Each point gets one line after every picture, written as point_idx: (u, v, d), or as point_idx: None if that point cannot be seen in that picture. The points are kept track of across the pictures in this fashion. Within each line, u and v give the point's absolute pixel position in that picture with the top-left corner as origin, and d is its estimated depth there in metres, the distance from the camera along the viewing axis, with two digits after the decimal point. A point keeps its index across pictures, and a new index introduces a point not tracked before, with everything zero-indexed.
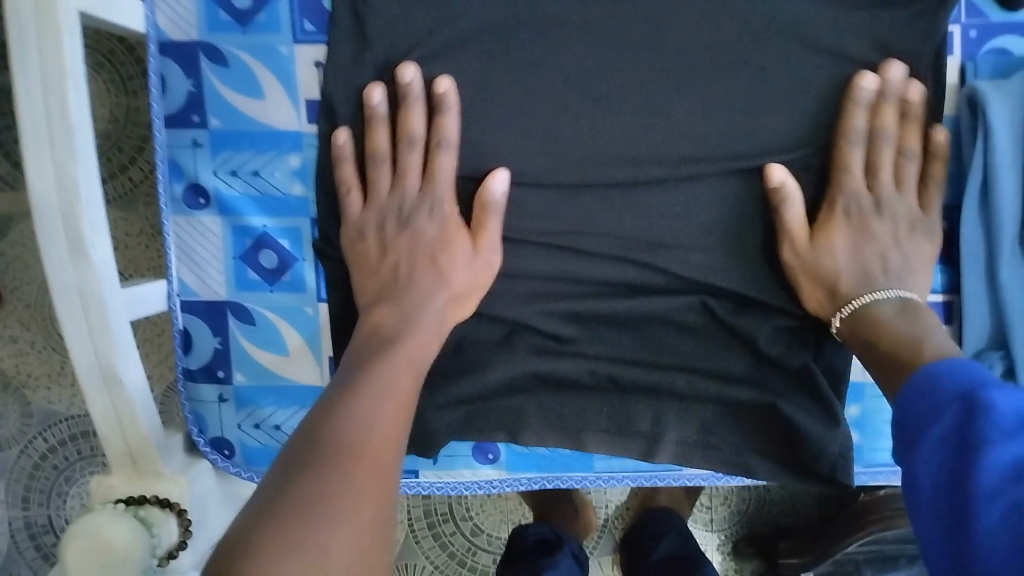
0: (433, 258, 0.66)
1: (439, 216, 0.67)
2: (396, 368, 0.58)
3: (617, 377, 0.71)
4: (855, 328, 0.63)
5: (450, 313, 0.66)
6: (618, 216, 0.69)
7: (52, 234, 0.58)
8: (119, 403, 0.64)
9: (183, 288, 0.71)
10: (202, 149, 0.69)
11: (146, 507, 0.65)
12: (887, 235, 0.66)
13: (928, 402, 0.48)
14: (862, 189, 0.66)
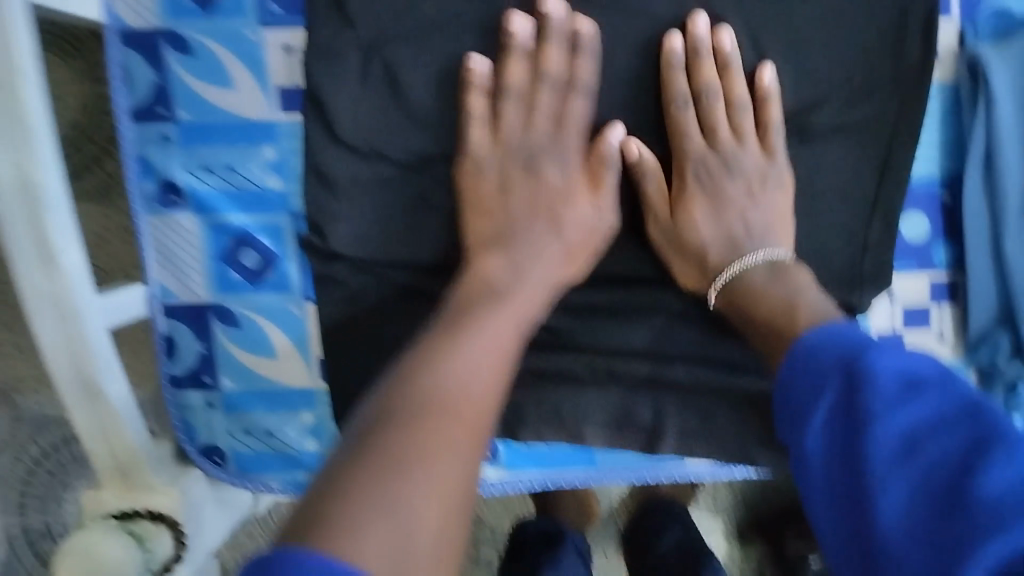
0: (554, 208, 0.64)
1: (567, 168, 0.65)
2: (500, 317, 0.57)
3: (616, 371, 0.68)
4: (731, 300, 0.63)
5: (564, 269, 0.64)
6: (615, 201, 0.66)
7: (21, 242, 0.55)
8: (103, 415, 0.61)
9: (163, 292, 0.68)
10: (173, 144, 0.66)
11: (138, 521, 0.65)
12: (739, 196, 0.65)
13: (808, 378, 0.48)
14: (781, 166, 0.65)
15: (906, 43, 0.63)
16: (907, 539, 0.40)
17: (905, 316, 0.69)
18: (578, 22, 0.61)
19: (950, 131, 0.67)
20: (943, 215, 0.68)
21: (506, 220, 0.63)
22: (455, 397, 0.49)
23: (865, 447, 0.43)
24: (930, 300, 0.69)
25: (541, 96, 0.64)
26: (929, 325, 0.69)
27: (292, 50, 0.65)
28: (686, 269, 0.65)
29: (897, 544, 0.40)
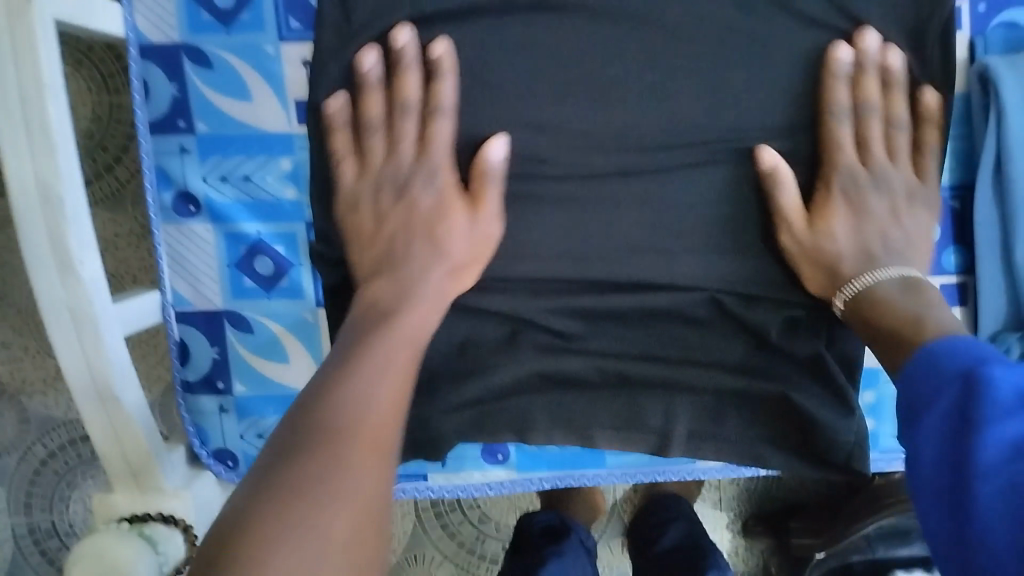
0: (430, 229, 0.63)
1: (436, 186, 0.63)
2: (393, 343, 0.56)
3: (624, 374, 0.69)
4: (855, 308, 0.61)
5: (450, 288, 0.63)
6: (625, 209, 0.66)
7: (39, 252, 0.56)
8: (118, 421, 0.62)
9: (178, 299, 0.69)
10: (190, 155, 0.66)
11: (151, 525, 0.64)
12: (885, 213, 0.64)
13: (930, 381, 0.46)
14: (857, 163, 0.64)
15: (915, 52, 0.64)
16: (1005, 546, 0.38)
17: None
18: (434, 49, 0.62)
19: (961, 140, 0.67)
20: (953, 220, 0.68)
21: (386, 245, 0.63)
22: (358, 420, 0.47)
23: (973, 450, 0.41)
24: None
25: (432, 125, 0.62)
26: None
27: (310, 64, 0.65)
28: (810, 270, 0.65)
29: (994, 551, 0.38)
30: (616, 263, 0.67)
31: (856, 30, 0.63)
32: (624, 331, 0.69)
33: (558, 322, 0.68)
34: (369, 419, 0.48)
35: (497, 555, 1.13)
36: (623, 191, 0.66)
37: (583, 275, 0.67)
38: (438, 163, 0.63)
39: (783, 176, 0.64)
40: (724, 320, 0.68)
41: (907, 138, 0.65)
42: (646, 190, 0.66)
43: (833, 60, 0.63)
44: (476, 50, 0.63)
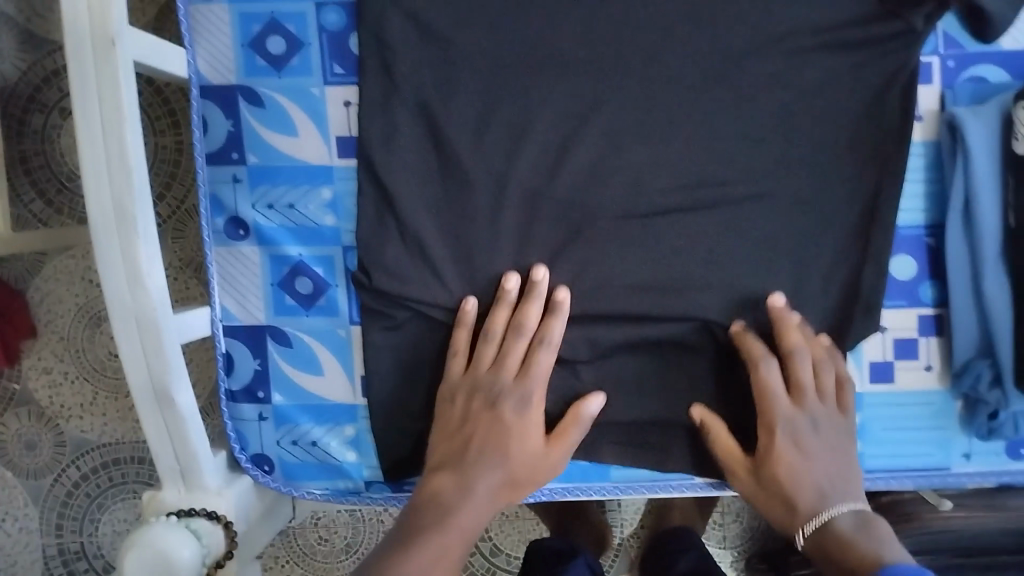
0: (505, 443, 0.70)
1: (524, 411, 0.71)
2: (446, 530, 0.63)
3: (632, 387, 0.76)
4: (820, 544, 0.64)
5: (506, 495, 0.69)
6: (629, 238, 0.73)
7: (111, 267, 0.63)
8: (171, 421, 0.69)
9: (225, 314, 0.76)
10: (241, 184, 0.74)
11: (196, 518, 0.70)
12: (807, 427, 0.70)
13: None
14: (793, 413, 0.70)
15: (884, 101, 0.72)
16: None
17: (895, 347, 0.75)
18: (528, 311, 0.71)
19: (933, 182, 0.74)
20: (928, 255, 0.74)
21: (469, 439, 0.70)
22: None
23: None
24: (918, 333, 0.74)
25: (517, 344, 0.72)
26: (918, 356, 0.74)
27: (351, 104, 0.74)
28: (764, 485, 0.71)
29: None
30: (619, 287, 0.74)
31: (766, 296, 0.73)
32: (629, 353, 0.76)
33: (567, 345, 0.75)
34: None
35: None
36: (622, 225, 0.73)
37: (591, 303, 0.74)
38: (538, 381, 0.71)
39: (718, 431, 0.73)
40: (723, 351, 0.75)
41: (833, 379, 0.72)
42: (644, 225, 0.73)
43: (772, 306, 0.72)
44: (497, 95, 0.72)
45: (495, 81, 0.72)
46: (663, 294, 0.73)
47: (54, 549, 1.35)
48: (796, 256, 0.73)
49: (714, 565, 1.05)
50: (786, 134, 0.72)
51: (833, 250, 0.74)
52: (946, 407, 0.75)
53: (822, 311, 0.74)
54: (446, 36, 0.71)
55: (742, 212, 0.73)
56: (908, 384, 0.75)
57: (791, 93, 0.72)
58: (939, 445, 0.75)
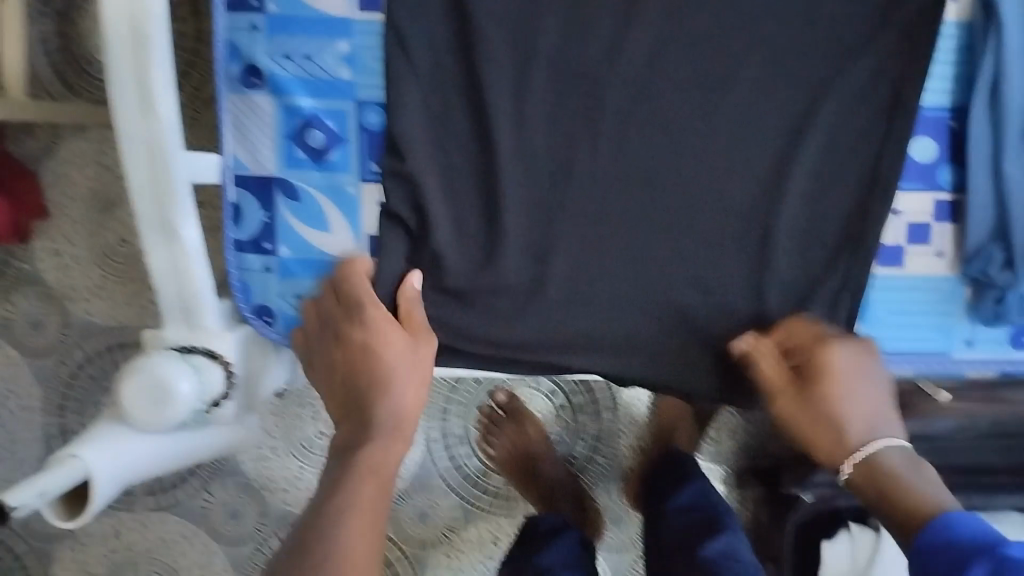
0: (375, 370, 0.73)
1: (381, 336, 0.73)
2: (358, 486, 0.69)
3: (645, 268, 0.74)
4: (866, 481, 0.69)
5: (401, 418, 0.73)
6: (646, 113, 0.72)
7: (123, 87, 0.63)
8: (176, 254, 0.70)
9: (236, 163, 0.76)
10: (258, 32, 0.74)
11: (196, 355, 0.71)
12: (842, 381, 0.72)
13: (957, 554, 0.57)
14: (836, 363, 0.72)
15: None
16: None
17: (909, 231, 0.77)
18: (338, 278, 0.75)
19: (962, 66, 0.74)
20: (950, 140, 0.75)
21: (347, 380, 0.74)
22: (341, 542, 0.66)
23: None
24: (933, 219, 0.76)
25: (357, 286, 0.73)
26: (930, 242, 0.77)
27: None
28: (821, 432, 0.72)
29: None
30: (637, 161, 0.73)
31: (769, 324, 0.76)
32: (643, 231, 0.74)
33: (582, 226, 0.74)
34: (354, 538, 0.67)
35: (500, 487, 1.33)
36: (648, 98, 0.72)
37: (608, 176, 0.73)
38: (381, 329, 0.73)
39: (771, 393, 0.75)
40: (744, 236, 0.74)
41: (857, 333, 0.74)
42: (670, 101, 0.72)
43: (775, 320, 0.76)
44: None
45: None
46: (680, 174, 0.73)
47: (55, 429, 1.36)
48: (819, 136, 0.73)
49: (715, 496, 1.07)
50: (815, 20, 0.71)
51: (857, 130, 0.73)
52: (954, 293, 0.78)
53: (836, 202, 0.74)
54: None
55: (770, 90, 0.72)
56: (918, 268, 0.77)
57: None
58: (944, 330, 0.78)
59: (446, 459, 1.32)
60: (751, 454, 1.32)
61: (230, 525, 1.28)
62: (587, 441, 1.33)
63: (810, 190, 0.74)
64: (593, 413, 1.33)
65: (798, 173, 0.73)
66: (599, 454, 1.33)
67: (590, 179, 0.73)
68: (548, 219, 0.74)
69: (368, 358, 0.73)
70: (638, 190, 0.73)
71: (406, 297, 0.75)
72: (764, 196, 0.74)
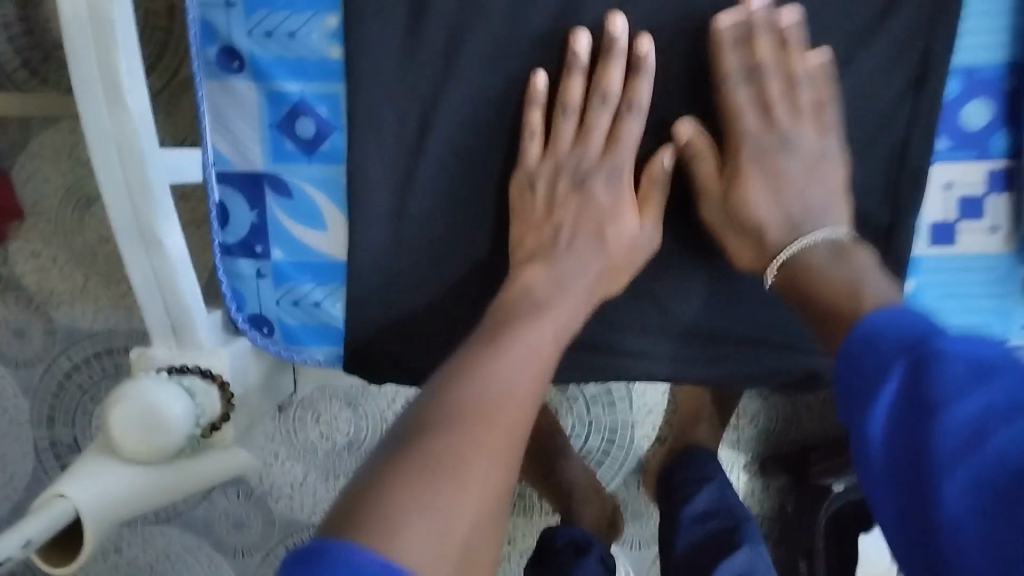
0: (601, 227, 0.70)
1: (615, 185, 0.70)
2: (526, 346, 0.61)
3: (664, 258, 0.72)
4: (791, 276, 0.66)
5: (604, 284, 0.69)
6: (663, 97, 0.69)
7: (88, 80, 0.55)
8: (159, 267, 0.62)
9: (218, 158, 0.69)
10: (235, 8, 0.65)
11: (188, 376, 0.65)
12: (797, 174, 0.69)
13: (877, 356, 0.52)
14: (757, 127, 0.69)
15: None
16: (969, 523, 0.43)
17: (961, 205, 0.70)
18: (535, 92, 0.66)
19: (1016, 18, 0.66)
20: (1005, 101, 0.68)
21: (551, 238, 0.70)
22: (484, 396, 0.55)
23: (933, 433, 0.46)
24: (987, 190, 0.69)
25: (598, 116, 0.68)
26: (985, 216, 0.70)
27: None
28: (739, 243, 0.69)
29: (963, 535, 0.43)
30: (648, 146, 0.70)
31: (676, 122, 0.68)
32: (664, 220, 0.70)
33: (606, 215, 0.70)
34: (505, 399, 0.56)
35: (514, 485, 1.27)
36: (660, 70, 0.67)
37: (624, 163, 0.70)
38: (623, 202, 0.70)
39: (701, 156, 0.68)
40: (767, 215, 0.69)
41: (811, 95, 0.67)
42: (689, 75, 0.67)
43: (717, 30, 0.65)
44: None
45: None
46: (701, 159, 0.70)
47: (45, 441, 1.30)
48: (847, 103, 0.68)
49: (737, 500, 1.01)
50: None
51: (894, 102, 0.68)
52: (1011, 273, 0.71)
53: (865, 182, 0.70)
54: None
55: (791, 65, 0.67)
56: (973, 247, 0.70)
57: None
58: (999, 313, 0.72)
59: None
60: (774, 440, 1.26)
61: (236, 535, 1.22)
62: (602, 434, 1.27)
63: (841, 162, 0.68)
64: (608, 403, 1.27)
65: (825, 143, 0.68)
66: (615, 446, 1.27)
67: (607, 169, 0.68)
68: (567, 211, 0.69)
69: (603, 226, 0.70)
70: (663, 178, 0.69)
71: (649, 176, 0.69)
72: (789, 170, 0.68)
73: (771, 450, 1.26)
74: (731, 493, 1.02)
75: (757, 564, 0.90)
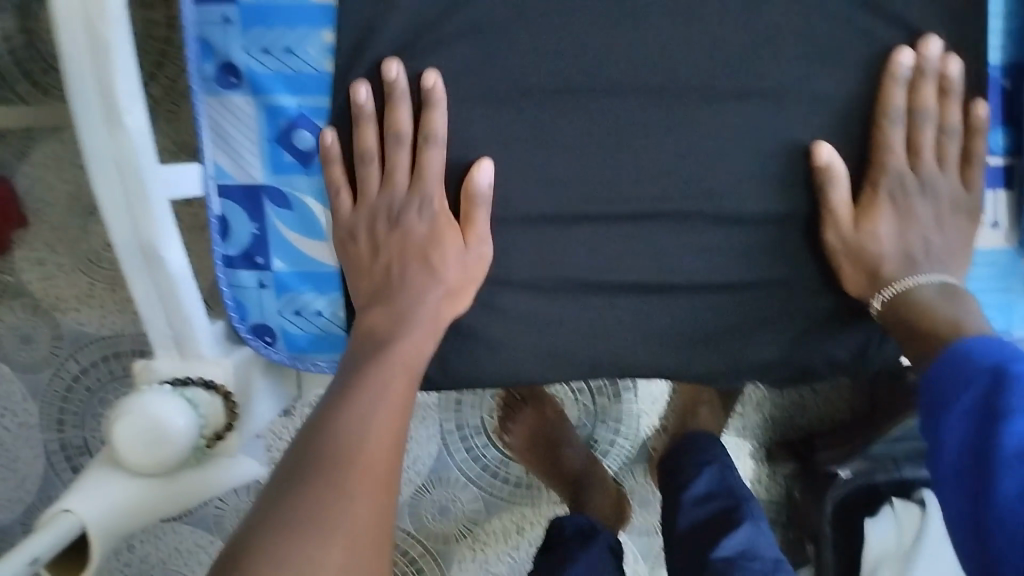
0: (425, 256, 0.69)
1: (429, 213, 0.69)
2: (387, 373, 0.62)
3: (670, 268, 0.71)
4: (898, 310, 0.67)
5: (446, 310, 0.69)
6: (664, 106, 0.67)
7: (86, 101, 0.56)
8: (160, 280, 0.63)
9: (218, 172, 0.69)
10: (233, 25, 0.66)
11: (192, 388, 0.66)
12: (929, 219, 0.69)
13: (960, 371, 0.56)
14: (906, 168, 0.68)
15: None
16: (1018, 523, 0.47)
17: None
18: (397, 114, 0.67)
19: (1013, 21, 0.68)
20: (1004, 100, 0.70)
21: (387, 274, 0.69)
22: (359, 450, 0.55)
23: (997, 437, 0.50)
24: (986, 187, 0.71)
25: (397, 155, 0.68)
26: (984, 213, 0.71)
27: None
28: (852, 272, 0.69)
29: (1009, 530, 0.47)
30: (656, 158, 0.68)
31: (813, 145, 0.68)
32: (665, 227, 0.70)
33: (609, 224, 0.70)
34: (368, 441, 0.56)
35: (521, 476, 1.28)
36: (656, 71, 0.67)
37: (624, 171, 0.68)
38: (439, 225, 0.69)
39: (835, 184, 0.68)
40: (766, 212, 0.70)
41: (959, 147, 0.69)
42: (686, 78, 0.67)
43: (896, 63, 0.66)
44: None
45: None
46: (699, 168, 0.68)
47: (56, 444, 1.31)
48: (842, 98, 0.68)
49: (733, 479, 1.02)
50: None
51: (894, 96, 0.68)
52: (1012, 266, 0.71)
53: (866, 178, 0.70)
54: None
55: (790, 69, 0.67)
56: (973, 242, 0.71)
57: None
58: (1003, 307, 0.72)
59: (463, 451, 1.27)
60: (780, 427, 1.27)
61: None
62: (608, 424, 1.28)
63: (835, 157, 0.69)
64: (614, 394, 1.27)
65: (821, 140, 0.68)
66: (621, 436, 1.28)
67: (604, 174, 0.69)
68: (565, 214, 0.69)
69: (431, 248, 0.69)
70: (660, 184, 0.69)
71: (467, 196, 0.68)
72: (785, 166, 0.69)
73: (777, 437, 1.27)
74: (732, 476, 1.03)
75: (758, 539, 0.91)
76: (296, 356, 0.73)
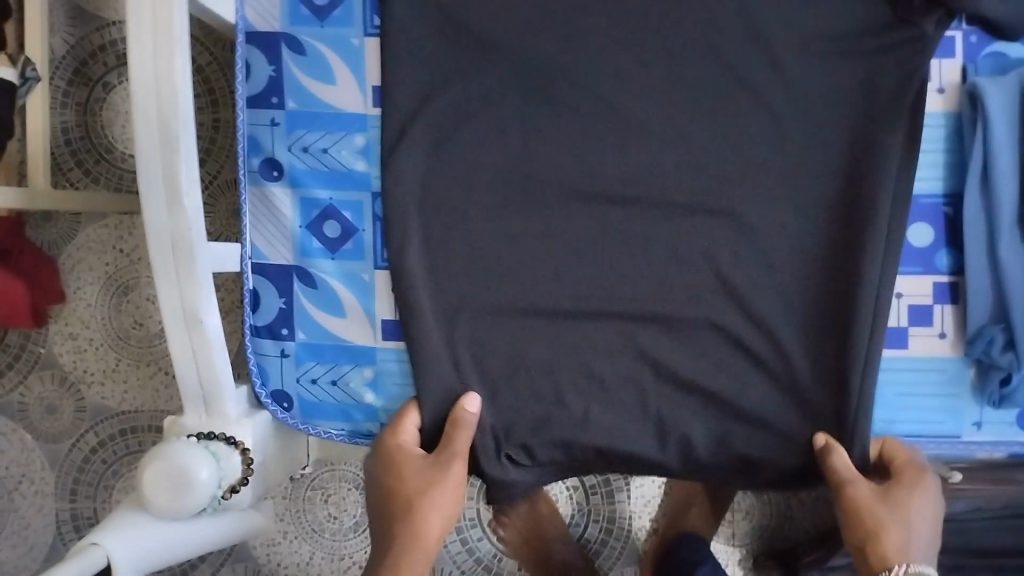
0: (404, 486, 0.76)
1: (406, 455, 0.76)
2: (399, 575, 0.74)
3: (653, 356, 0.78)
4: None
5: (434, 528, 0.75)
6: (643, 215, 0.78)
7: (152, 183, 0.66)
8: (197, 342, 0.71)
9: (255, 252, 0.79)
10: (279, 128, 0.78)
11: (215, 442, 0.72)
12: (926, 512, 0.75)
13: None
14: (919, 482, 0.75)
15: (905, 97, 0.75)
16: None
17: (910, 312, 0.79)
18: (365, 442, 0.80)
19: (952, 154, 0.78)
20: (946, 224, 0.78)
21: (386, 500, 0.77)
22: None
23: None
24: (933, 300, 0.79)
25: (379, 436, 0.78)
26: (932, 323, 0.79)
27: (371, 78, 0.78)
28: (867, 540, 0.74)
29: None
30: (635, 257, 0.78)
31: (815, 433, 0.78)
32: (646, 320, 0.78)
33: (595, 309, 0.78)
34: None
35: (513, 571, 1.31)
36: (644, 181, 0.77)
37: (609, 266, 0.78)
38: (409, 457, 0.76)
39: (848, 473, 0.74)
40: (741, 310, 0.78)
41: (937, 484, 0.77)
42: (662, 191, 0.77)
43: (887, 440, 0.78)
44: (529, 72, 0.76)
45: (523, 58, 0.76)
46: (677, 266, 0.78)
47: (66, 514, 1.36)
48: (808, 214, 0.77)
49: None
50: (796, 126, 0.76)
51: (852, 211, 0.77)
52: (959, 374, 0.79)
53: (828, 286, 0.77)
54: (463, 21, 0.76)
55: (756, 188, 0.77)
56: (924, 351, 0.79)
57: (801, 61, 0.76)
58: (951, 412, 0.79)
59: (458, 542, 1.31)
60: (767, 537, 1.30)
61: None
62: (600, 523, 1.31)
63: (802, 265, 0.77)
64: (604, 494, 1.31)
65: (789, 250, 0.77)
66: (612, 536, 1.31)
67: (594, 269, 0.78)
68: (558, 298, 0.78)
69: (401, 474, 0.76)
70: (643, 280, 0.78)
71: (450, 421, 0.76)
72: (755, 275, 0.77)
73: (765, 546, 1.30)
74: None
75: None
76: (302, 421, 0.80)
